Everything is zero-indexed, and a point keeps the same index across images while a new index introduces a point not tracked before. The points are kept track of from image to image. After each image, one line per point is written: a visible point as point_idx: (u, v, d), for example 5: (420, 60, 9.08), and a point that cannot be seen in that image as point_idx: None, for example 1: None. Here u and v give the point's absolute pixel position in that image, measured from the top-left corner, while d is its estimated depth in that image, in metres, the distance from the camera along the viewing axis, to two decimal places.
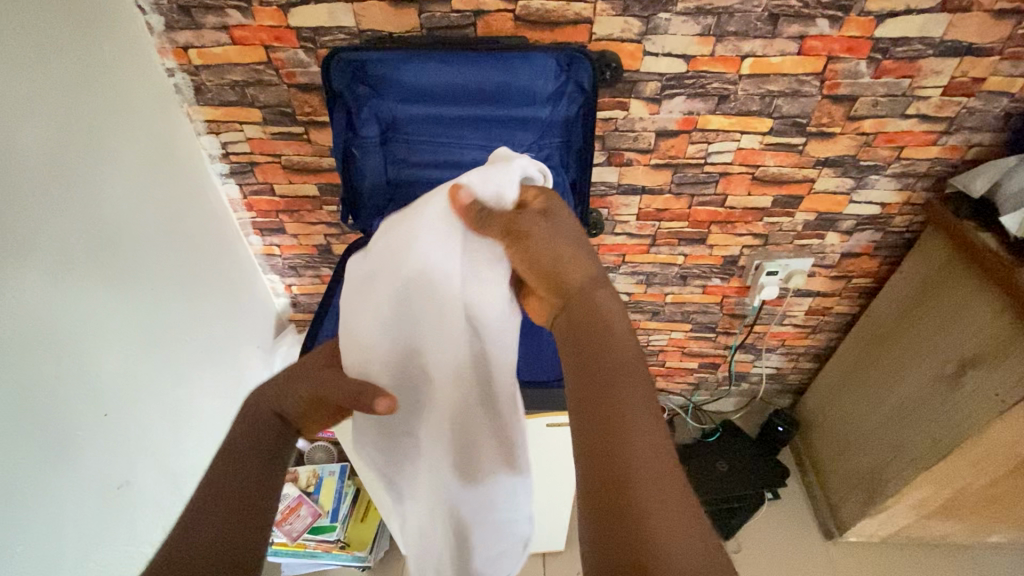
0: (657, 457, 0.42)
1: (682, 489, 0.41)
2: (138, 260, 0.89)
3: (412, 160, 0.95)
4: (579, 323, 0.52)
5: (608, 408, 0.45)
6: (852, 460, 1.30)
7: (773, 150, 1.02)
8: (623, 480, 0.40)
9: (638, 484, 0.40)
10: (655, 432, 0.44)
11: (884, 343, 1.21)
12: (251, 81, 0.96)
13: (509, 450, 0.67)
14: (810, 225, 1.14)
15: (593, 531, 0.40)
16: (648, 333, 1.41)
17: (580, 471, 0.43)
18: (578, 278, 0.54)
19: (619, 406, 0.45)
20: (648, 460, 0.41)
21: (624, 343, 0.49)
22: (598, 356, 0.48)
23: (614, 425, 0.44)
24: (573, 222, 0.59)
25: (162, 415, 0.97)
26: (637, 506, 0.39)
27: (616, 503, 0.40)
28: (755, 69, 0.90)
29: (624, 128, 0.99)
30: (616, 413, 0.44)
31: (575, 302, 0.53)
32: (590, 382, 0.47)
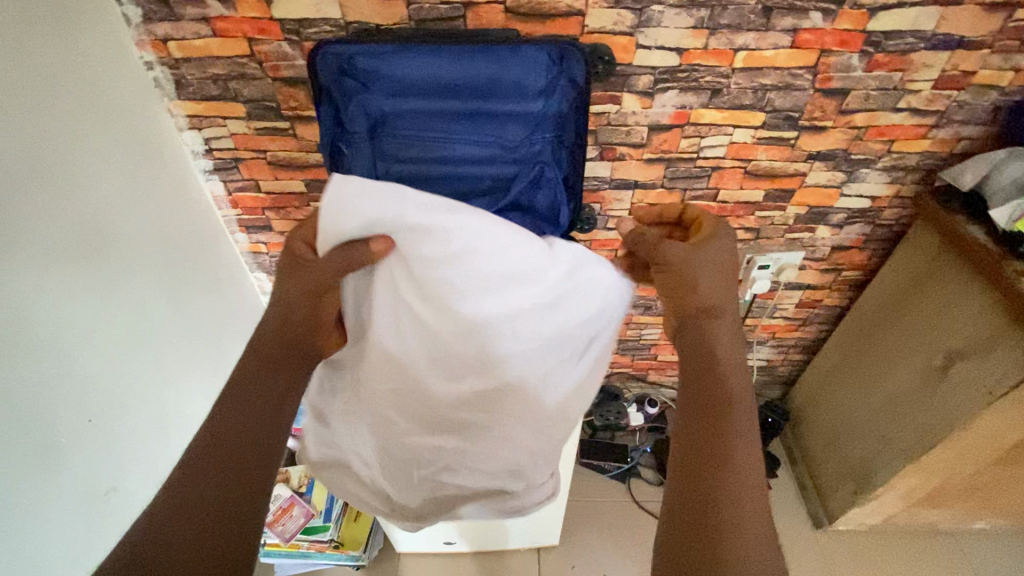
0: (752, 499, 0.53)
1: (760, 506, 0.54)
2: (122, 260, 0.87)
3: (401, 155, 0.91)
4: (692, 352, 0.66)
5: (709, 424, 0.59)
6: (842, 451, 1.31)
7: (766, 145, 1.01)
8: (715, 497, 0.53)
9: (732, 499, 0.53)
10: (753, 484, 0.55)
11: (874, 335, 1.22)
12: (234, 75, 0.93)
13: (532, 363, 0.74)
14: (801, 219, 1.14)
15: (678, 517, 0.54)
16: (640, 327, 1.42)
17: (672, 461, 0.59)
18: (699, 299, 0.67)
19: (723, 427, 0.58)
20: (738, 482, 0.54)
21: (732, 379, 0.62)
22: (717, 375, 0.62)
23: (711, 434, 0.58)
24: (714, 254, 0.69)
25: (148, 420, 0.95)
26: (721, 505, 0.53)
27: (704, 506, 0.53)
28: (748, 62, 0.90)
29: (617, 122, 0.98)
30: (716, 431, 0.58)
31: (693, 322, 0.68)
32: (703, 403, 0.61)
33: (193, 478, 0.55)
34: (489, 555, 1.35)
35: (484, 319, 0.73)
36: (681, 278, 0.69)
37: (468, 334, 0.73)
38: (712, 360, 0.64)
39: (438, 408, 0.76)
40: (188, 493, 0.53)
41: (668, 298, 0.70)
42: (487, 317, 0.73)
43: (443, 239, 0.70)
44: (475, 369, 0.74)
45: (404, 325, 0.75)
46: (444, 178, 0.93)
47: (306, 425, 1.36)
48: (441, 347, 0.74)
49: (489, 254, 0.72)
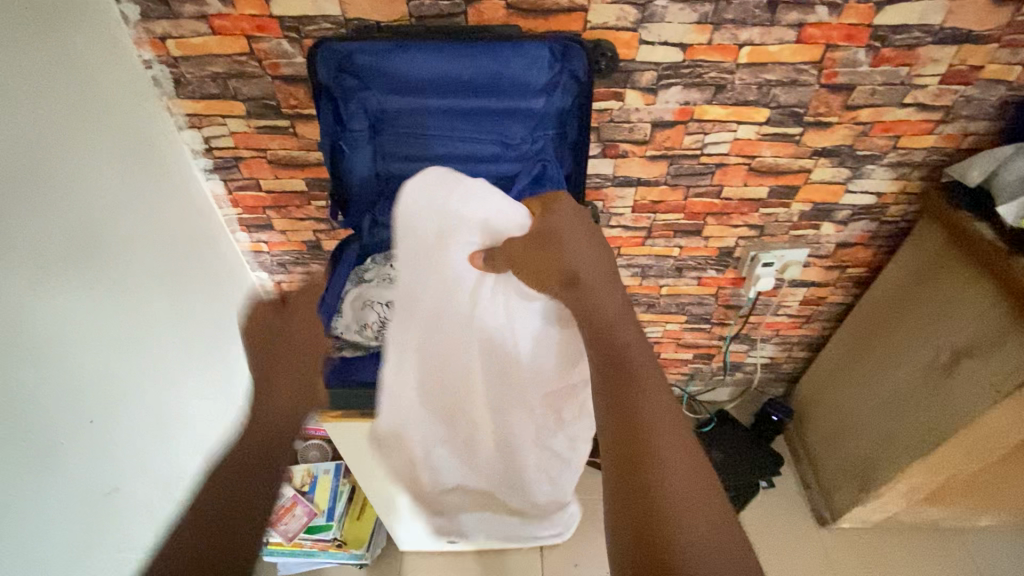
0: (678, 435, 0.42)
1: (690, 439, 0.43)
2: (122, 260, 0.87)
3: (404, 153, 0.93)
4: (585, 313, 0.56)
5: (621, 372, 0.48)
6: (846, 449, 1.31)
7: (771, 141, 1.00)
8: (645, 442, 0.41)
9: (658, 440, 0.42)
10: (675, 418, 0.44)
11: (877, 333, 1.22)
12: (232, 73, 0.91)
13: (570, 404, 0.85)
14: (806, 215, 1.13)
15: (614, 479, 0.41)
16: (643, 325, 1.42)
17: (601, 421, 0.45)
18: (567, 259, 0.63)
19: (635, 369, 0.48)
20: (660, 416, 0.44)
21: (623, 318, 0.54)
22: (611, 323, 0.53)
23: (627, 381, 0.47)
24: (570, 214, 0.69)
25: (149, 421, 0.94)
26: (651, 446, 0.41)
27: (633, 459, 0.41)
28: (753, 57, 0.88)
29: (620, 119, 0.97)
30: (629, 376, 0.47)
31: (562, 267, 0.62)
32: (598, 344, 0.52)
33: (216, 480, 0.49)
34: (492, 553, 1.35)
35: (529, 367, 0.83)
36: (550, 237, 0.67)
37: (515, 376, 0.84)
38: (608, 323, 0.54)
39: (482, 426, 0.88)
40: (208, 501, 0.48)
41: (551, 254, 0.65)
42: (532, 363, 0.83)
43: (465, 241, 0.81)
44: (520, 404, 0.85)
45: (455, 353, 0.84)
46: None
47: (308, 424, 1.33)
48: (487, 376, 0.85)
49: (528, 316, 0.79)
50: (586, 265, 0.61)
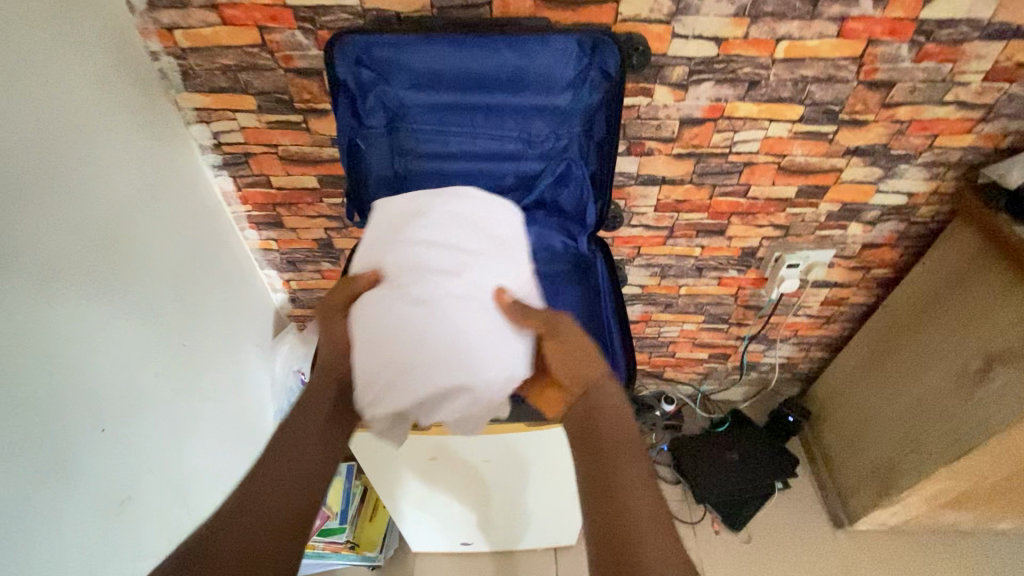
0: (660, 529, 0.54)
1: (671, 532, 0.54)
2: (131, 261, 0.83)
3: (423, 149, 0.91)
4: (583, 421, 0.65)
5: (609, 478, 0.58)
6: (867, 451, 1.29)
7: (803, 139, 0.96)
8: (633, 540, 0.53)
9: (643, 539, 0.53)
10: (658, 513, 0.56)
11: (902, 335, 1.19)
12: (243, 65, 0.86)
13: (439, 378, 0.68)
14: (834, 216, 1.10)
15: (604, 569, 0.53)
16: (659, 324, 1.39)
17: (589, 526, 0.56)
18: (583, 376, 0.68)
19: (620, 472, 0.58)
20: (642, 518, 0.55)
21: (619, 421, 0.63)
22: (605, 427, 0.63)
23: (615, 486, 0.57)
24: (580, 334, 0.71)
25: (163, 428, 0.92)
26: (638, 545, 0.53)
27: (623, 553, 0.53)
28: (790, 52, 0.84)
29: (647, 116, 0.93)
30: (617, 482, 0.58)
31: (565, 350, 0.70)
32: (591, 454, 0.61)
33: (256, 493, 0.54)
34: (503, 553, 1.34)
35: (457, 327, 0.70)
36: (566, 354, 0.70)
37: (435, 319, 0.71)
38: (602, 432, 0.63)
39: (373, 320, 0.71)
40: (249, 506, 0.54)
41: (561, 370, 0.69)
42: (468, 334, 0.70)
43: (489, 235, 0.83)
44: (403, 338, 0.70)
45: (422, 260, 0.77)
46: (465, 173, 0.93)
47: None
48: (416, 292, 0.73)
49: (484, 312, 0.72)
50: (589, 371, 0.68)
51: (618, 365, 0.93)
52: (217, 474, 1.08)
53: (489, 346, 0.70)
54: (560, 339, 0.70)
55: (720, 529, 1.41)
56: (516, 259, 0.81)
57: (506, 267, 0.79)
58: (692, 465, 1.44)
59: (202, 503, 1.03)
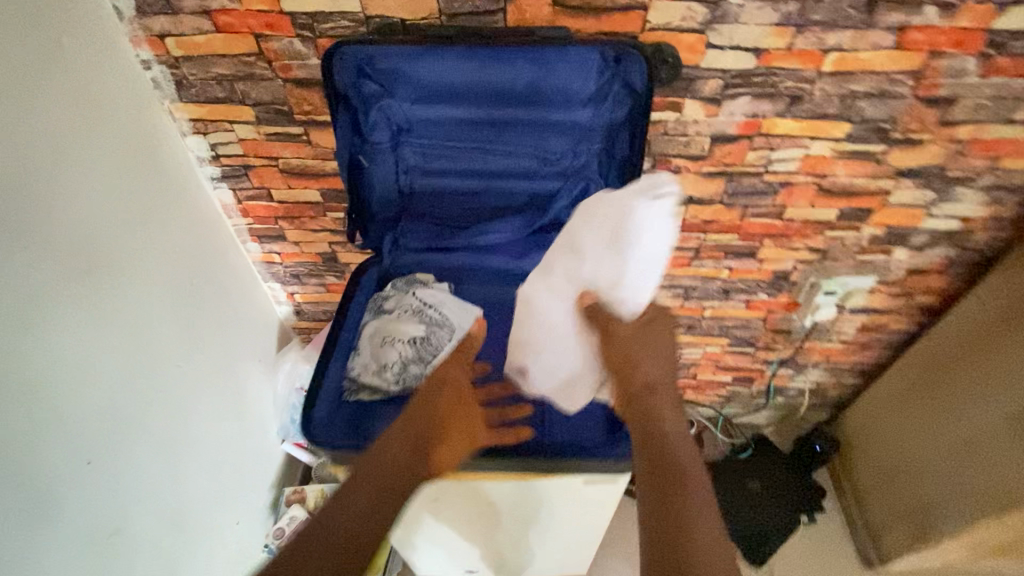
0: (714, 534, 0.50)
1: (722, 539, 0.50)
2: (121, 282, 0.79)
3: (431, 165, 0.84)
4: (640, 412, 0.63)
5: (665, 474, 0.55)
6: (901, 489, 1.20)
7: (848, 159, 0.87)
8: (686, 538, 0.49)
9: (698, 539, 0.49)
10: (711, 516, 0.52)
11: (947, 369, 1.10)
12: (239, 75, 0.80)
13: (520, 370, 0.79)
14: (877, 240, 1.01)
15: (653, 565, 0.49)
16: (681, 346, 1.31)
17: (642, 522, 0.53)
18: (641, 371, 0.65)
19: (675, 469, 0.56)
20: (699, 516, 0.51)
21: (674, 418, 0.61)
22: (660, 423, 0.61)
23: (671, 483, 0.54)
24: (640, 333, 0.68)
25: (158, 454, 0.88)
26: (690, 545, 0.49)
27: (674, 550, 0.48)
28: (840, 65, 0.75)
29: (675, 132, 0.85)
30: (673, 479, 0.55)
31: (621, 342, 0.68)
32: (647, 450, 0.59)
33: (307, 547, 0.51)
34: None
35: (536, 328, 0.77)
36: (622, 345, 0.68)
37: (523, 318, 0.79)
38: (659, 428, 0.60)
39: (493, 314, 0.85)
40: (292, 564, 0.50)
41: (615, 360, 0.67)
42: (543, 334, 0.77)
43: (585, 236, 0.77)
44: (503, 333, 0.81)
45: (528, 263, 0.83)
46: (475, 191, 0.87)
47: None
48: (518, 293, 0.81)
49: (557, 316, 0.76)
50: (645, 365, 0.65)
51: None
52: (217, 496, 1.05)
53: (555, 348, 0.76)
54: (610, 337, 0.68)
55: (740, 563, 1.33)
56: (607, 258, 0.74)
57: (596, 267, 0.75)
58: (711, 492, 1.36)
59: (200, 527, 0.99)
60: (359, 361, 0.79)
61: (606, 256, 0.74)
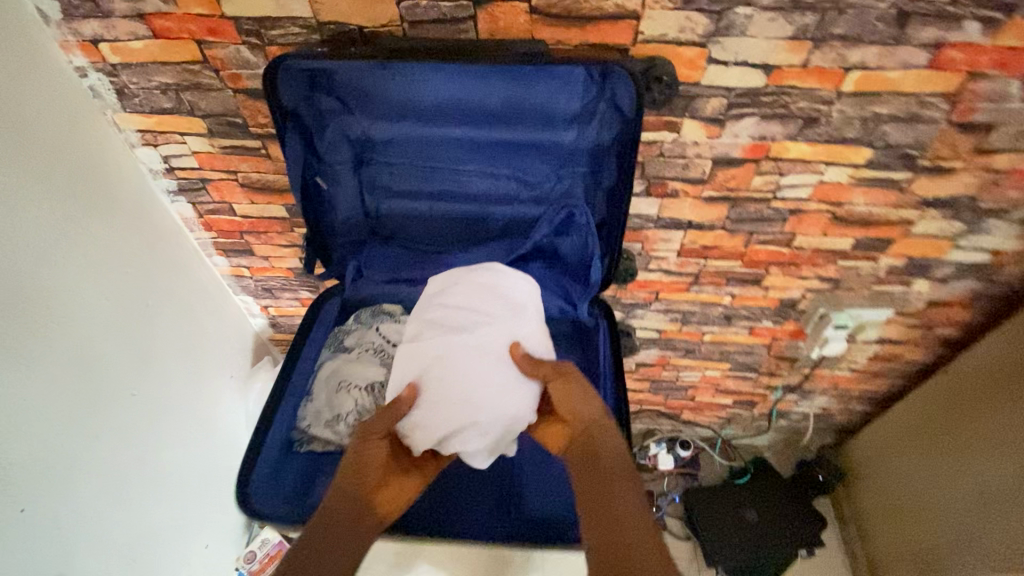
0: None
1: None
2: (59, 311, 0.72)
3: (397, 188, 0.76)
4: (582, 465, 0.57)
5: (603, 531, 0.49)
6: (907, 531, 1.13)
7: (866, 187, 0.78)
8: None
9: None
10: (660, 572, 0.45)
11: (965, 410, 1.01)
12: (185, 84, 0.73)
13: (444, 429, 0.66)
14: (896, 271, 0.91)
15: None
16: (678, 368, 1.24)
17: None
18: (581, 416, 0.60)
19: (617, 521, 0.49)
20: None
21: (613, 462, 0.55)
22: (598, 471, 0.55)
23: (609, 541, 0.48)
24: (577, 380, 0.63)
25: (110, 490, 0.82)
26: None
27: None
28: (862, 85, 0.65)
29: (672, 153, 0.76)
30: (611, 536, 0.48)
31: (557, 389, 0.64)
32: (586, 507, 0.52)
33: None
34: None
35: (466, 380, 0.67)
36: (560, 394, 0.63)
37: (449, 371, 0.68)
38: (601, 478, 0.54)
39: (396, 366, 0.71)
40: None
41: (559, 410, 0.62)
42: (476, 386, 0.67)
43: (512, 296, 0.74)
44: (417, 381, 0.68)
45: (448, 308, 0.73)
46: (448, 215, 0.78)
47: None
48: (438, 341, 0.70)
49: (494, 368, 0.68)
50: (589, 406, 0.61)
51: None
52: (184, 522, 1.00)
53: (495, 400, 0.66)
54: (561, 378, 0.64)
55: None
56: (533, 320, 0.73)
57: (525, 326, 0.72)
58: (706, 523, 1.30)
59: (163, 557, 0.94)
60: (309, 410, 0.72)
61: (530, 320, 0.73)
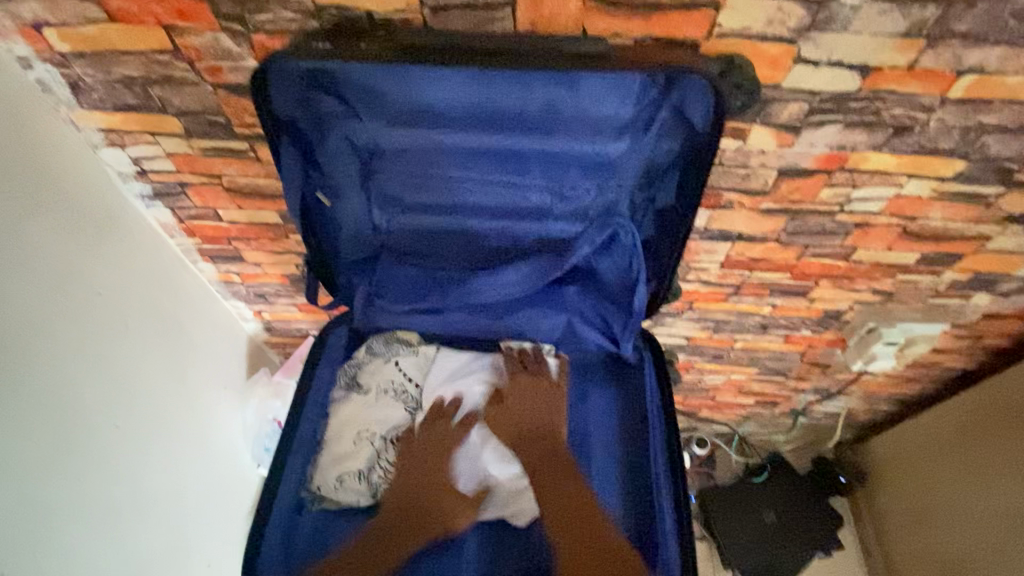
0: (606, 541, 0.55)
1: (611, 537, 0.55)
2: (10, 342, 0.60)
3: (411, 201, 0.65)
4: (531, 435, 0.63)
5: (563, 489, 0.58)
6: (929, 537, 1.11)
7: (948, 201, 0.68)
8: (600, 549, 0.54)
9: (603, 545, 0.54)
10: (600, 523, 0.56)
11: (1005, 425, 0.95)
12: (153, 77, 0.60)
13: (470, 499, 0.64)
14: (957, 285, 0.83)
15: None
16: (703, 372, 1.17)
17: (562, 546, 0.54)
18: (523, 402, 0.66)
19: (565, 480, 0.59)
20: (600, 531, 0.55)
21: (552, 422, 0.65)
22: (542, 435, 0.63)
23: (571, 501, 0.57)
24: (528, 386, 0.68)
25: (99, 530, 0.73)
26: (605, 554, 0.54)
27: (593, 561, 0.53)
28: (972, 91, 0.55)
29: (733, 162, 0.65)
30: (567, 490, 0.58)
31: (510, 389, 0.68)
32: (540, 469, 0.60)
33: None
34: None
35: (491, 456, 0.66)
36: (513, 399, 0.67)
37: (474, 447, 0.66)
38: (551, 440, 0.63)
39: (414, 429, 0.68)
40: None
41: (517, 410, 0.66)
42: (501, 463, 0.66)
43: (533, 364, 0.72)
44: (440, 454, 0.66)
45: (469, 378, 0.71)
46: (468, 232, 0.68)
47: None
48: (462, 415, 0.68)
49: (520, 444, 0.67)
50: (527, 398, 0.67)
51: (666, 527, 0.63)
52: (190, 547, 0.92)
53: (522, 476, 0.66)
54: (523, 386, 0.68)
55: None
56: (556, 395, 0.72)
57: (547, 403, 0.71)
58: (721, 527, 1.25)
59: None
60: (319, 466, 0.66)
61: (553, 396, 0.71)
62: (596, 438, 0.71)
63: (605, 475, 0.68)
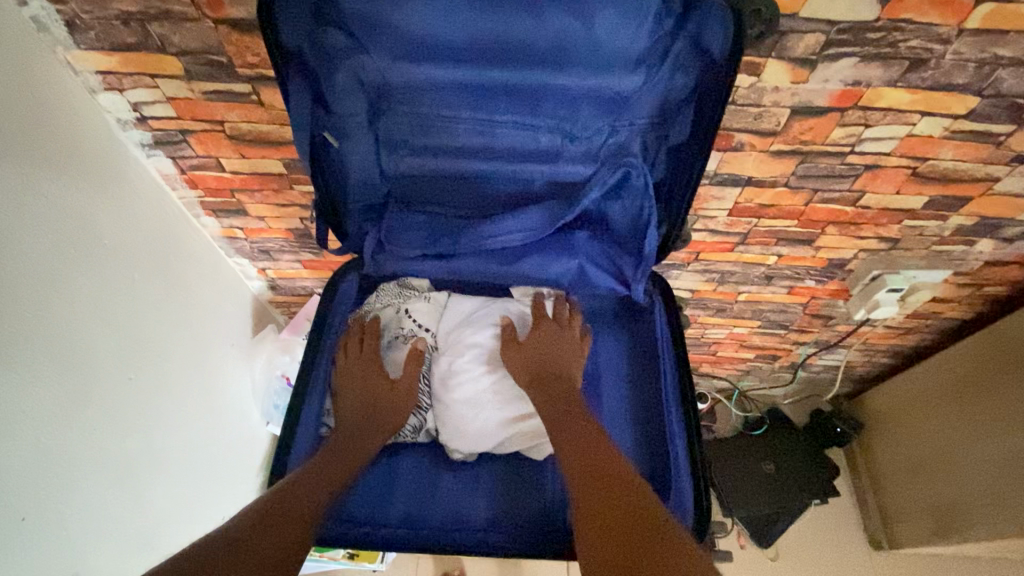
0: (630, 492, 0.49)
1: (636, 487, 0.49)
2: (23, 289, 0.59)
3: (419, 143, 0.64)
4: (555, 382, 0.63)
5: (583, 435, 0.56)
6: (925, 484, 1.14)
7: (959, 141, 0.68)
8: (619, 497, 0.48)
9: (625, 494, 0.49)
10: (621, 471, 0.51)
11: (1004, 371, 0.97)
12: (152, 12, 0.58)
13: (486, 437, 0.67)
14: (963, 231, 0.84)
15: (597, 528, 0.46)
16: (706, 326, 1.18)
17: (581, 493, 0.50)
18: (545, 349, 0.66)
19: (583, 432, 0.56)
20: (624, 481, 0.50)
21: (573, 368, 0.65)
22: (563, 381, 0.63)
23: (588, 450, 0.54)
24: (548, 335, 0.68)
25: (112, 485, 0.73)
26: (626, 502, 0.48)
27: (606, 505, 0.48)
28: (990, 22, 0.54)
29: (745, 101, 0.65)
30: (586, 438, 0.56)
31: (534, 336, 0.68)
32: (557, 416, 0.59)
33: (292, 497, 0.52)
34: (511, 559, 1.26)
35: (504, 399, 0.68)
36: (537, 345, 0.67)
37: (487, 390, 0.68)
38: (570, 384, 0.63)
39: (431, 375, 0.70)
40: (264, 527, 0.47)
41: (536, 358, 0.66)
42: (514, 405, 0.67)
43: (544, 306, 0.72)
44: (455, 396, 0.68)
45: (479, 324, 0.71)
46: (477, 174, 0.67)
47: None
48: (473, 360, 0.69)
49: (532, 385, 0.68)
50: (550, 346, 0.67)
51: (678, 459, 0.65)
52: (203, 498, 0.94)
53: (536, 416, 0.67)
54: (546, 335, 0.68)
55: (746, 543, 1.29)
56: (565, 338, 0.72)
57: None
58: (722, 477, 1.29)
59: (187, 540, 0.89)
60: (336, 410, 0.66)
61: None
62: (607, 381, 0.72)
63: (616, 414, 0.70)
